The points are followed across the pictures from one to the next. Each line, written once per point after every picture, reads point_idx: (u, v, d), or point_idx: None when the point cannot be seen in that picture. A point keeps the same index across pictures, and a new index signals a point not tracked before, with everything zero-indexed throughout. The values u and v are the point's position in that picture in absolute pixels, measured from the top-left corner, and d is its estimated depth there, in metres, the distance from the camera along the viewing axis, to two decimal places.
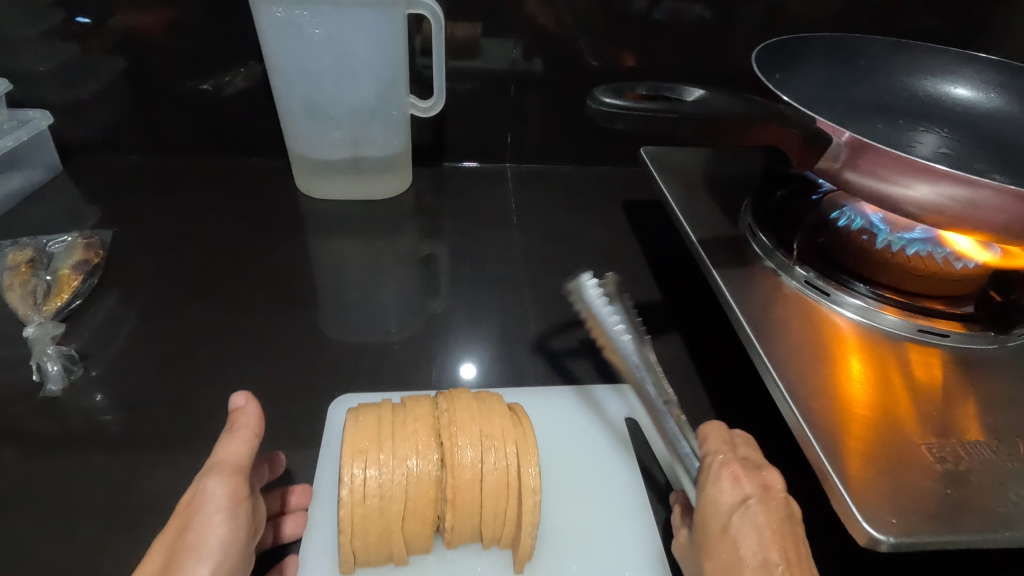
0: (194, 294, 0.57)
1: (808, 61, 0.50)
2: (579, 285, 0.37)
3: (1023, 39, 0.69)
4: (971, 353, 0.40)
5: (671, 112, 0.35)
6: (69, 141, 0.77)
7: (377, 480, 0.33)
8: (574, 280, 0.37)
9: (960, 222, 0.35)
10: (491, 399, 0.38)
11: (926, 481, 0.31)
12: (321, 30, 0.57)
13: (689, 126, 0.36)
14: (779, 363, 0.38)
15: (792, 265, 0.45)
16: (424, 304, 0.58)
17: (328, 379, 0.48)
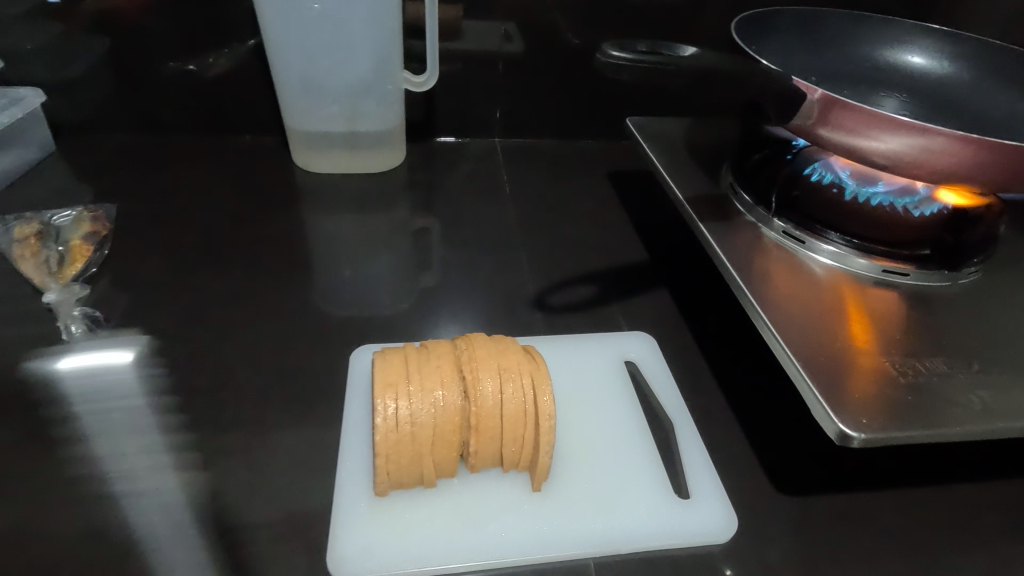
0: (202, 264, 0.59)
1: (780, 34, 0.54)
2: None
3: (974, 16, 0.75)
4: (929, 290, 0.45)
5: None
6: (58, 121, 0.77)
7: (407, 409, 0.36)
8: None
9: (918, 168, 0.40)
10: (506, 339, 0.42)
11: (892, 390, 0.36)
12: (319, 5, 0.59)
13: None
14: (762, 300, 0.43)
15: (770, 218, 0.50)
16: (414, 279, 0.60)
17: (342, 338, 0.51)
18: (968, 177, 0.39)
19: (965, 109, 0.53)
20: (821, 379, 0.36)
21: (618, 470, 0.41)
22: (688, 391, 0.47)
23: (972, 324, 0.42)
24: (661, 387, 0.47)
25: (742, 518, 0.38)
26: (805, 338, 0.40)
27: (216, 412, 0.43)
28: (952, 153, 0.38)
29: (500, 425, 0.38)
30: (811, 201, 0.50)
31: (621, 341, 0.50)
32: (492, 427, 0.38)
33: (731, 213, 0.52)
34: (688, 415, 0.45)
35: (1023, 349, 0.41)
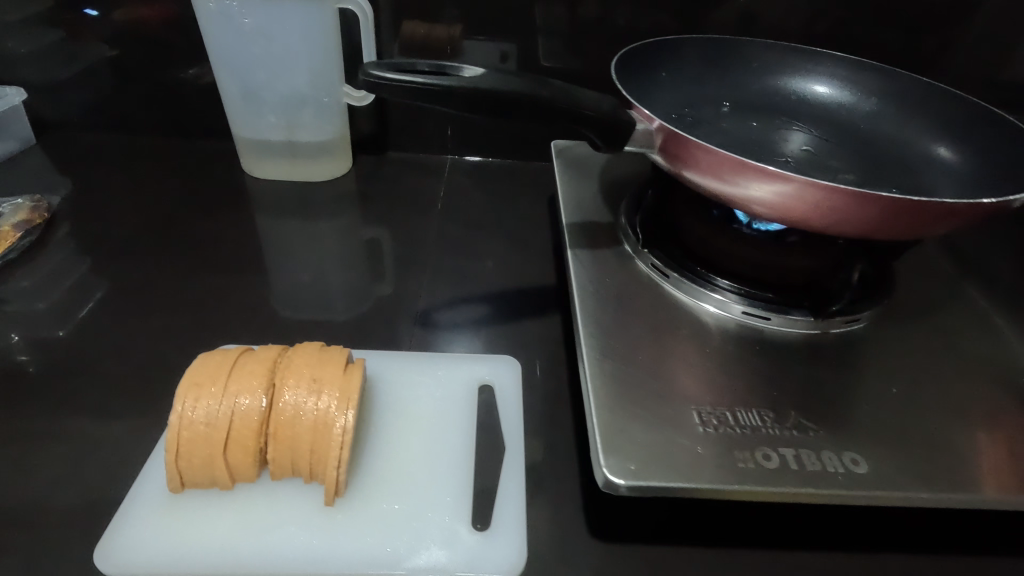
0: (121, 256, 0.62)
1: (681, 64, 0.53)
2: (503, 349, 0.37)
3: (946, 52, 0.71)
4: (791, 337, 0.42)
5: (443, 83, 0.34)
6: (45, 118, 0.84)
7: (205, 410, 0.37)
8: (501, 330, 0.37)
9: (761, 206, 0.39)
10: (334, 350, 0.42)
11: (682, 438, 0.33)
12: (250, 20, 0.63)
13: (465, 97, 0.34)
14: (594, 332, 0.41)
15: (643, 251, 0.48)
16: (372, 288, 0.60)
17: (221, 336, 0.52)
18: (804, 218, 0.38)
19: (872, 142, 0.50)
20: (612, 418, 0.34)
21: (427, 494, 0.40)
22: (536, 421, 0.46)
23: (821, 378, 0.39)
24: (507, 414, 0.45)
25: (536, 557, 0.37)
26: (617, 375, 0.38)
27: (65, 395, 0.45)
28: (787, 194, 0.38)
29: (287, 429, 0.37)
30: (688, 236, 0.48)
31: (484, 364, 0.49)
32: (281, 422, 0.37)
33: (610, 243, 0.50)
34: (522, 447, 0.43)
35: (866, 411, 0.37)
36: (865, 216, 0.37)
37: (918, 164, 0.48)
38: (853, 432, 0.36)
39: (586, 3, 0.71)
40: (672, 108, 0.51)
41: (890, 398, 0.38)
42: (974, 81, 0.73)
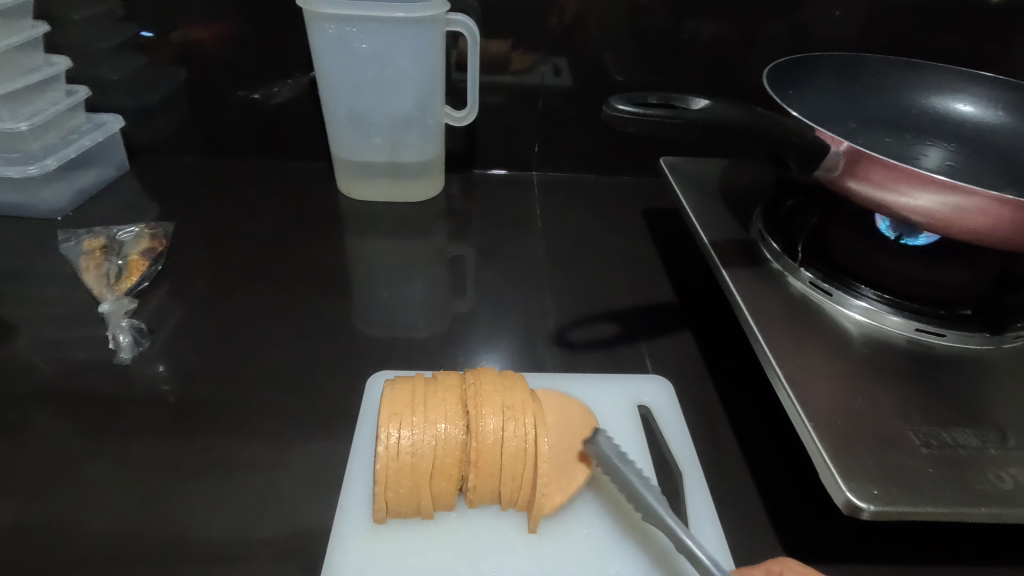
0: (244, 282, 0.63)
1: (818, 77, 0.53)
2: (597, 447, 0.39)
3: None
4: (967, 352, 0.43)
5: (677, 118, 0.37)
6: (135, 144, 0.84)
7: (409, 439, 0.37)
8: (591, 443, 0.40)
9: (951, 226, 0.38)
10: (514, 376, 0.42)
11: (910, 460, 0.34)
12: (367, 45, 0.63)
13: (694, 129, 0.38)
14: (780, 354, 0.42)
15: (798, 267, 0.48)
16: (467, 299, 0.62)
17: (362, 360, 0.53)
18: (1000, 236, 0.37)
19: (1017, 159, 0.50)
20: (833, 443, 0.35)
21: (621, 516, 0.40)
22: (701, 440, 0.46)
23: (1012, 392, 0.40)
24: (675, 434, 0.46)
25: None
26: (818, 398, 0.38)
27: (239, 425, 0.46)
28: (986, 214, 0.36)
29: (624, 466, 0.38)
30: (842, 251, 0.49)
31: (635, 384, 0.50)
32: (608, 459, 0.39)
33: (756, 259, 0.51)
34: (699, 470, 0.43)
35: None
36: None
37: None
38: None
39: (677, 19, 0.72)
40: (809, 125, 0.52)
41: None
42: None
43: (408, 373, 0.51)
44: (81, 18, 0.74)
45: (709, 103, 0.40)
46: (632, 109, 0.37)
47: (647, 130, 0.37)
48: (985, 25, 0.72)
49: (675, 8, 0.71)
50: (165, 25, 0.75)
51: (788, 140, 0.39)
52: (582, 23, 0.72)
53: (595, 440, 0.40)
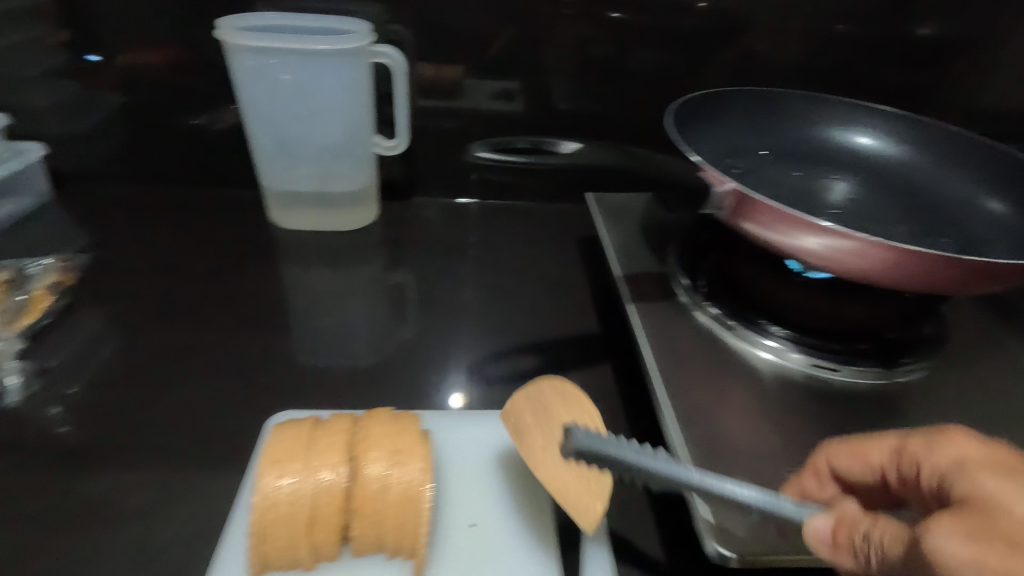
0: (157, 320, 0.61)
1: (728, 111, 0.54)
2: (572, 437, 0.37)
3: (959, 91, 0.75)
4: (861, 387, 0.43)
5: None
6: (61, 171, 0.82)
7: (289, 487, 0.36)
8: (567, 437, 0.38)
9: (834, 263, 0.40)
10: (408, 419, 0.41)
11: (782, 503, 0.35)
12: (288, 76, 0.63)
13: None
14: (673, 393, 0.42)
15: (703, 303, 0.49)
16: (396, 331, 0.61)
17: (268, 399, 0.52)
18: (878, 274, 0.39)
19: (913, 191, 0.52)
20: (710, 487, 0.35)
21: (513, 561, 0.39)
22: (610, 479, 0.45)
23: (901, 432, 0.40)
24: None
25: None
26: (703, 436, 0.38)
27: (128, 477, 0.45)
28: (864, 254, 0.38)
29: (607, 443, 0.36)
30: (747, 285, 0.49)
31: None
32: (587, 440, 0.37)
33: (666, 293, 0.51)
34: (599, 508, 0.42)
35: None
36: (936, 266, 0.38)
37: (958, 212, 0.49)
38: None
39: (615, 48, 0.73)
40: (719, 160, 0.52)
41: None
42: (978, 114, 0.77)
43: (303, 415, 0.50)
44: (14, 42, 0.72)
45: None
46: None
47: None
48: (914, 56, 0.74)
49: (615, 39, 0.72)
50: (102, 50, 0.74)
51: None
52: (524, 52, 0.73)
53: (571, 434, 0.38)
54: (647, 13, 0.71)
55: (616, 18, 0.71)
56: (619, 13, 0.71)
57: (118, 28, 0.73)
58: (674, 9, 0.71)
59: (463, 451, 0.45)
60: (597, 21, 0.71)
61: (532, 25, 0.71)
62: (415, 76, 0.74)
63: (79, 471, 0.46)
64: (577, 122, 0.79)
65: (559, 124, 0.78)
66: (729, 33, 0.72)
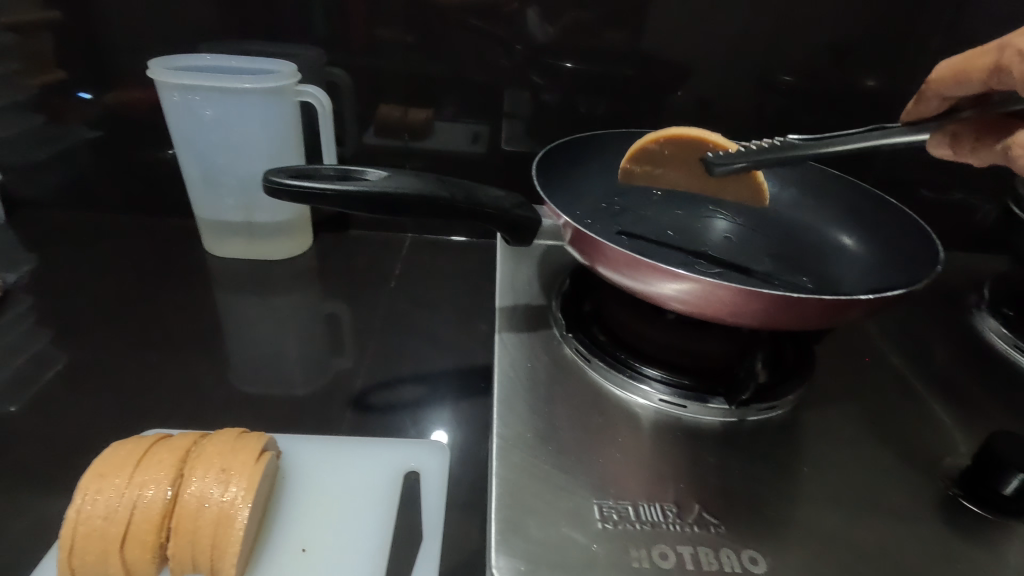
0: (66, 340, 0.64)
1: (611, 152, 0.59)
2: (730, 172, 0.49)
3: None
4: (703, 425, 0.43)
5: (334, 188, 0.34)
6: (18, 196, 0.87)
7: (106, 502, 0.37)
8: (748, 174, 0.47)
9: (687, 303, 0.41)
10: (251, 439, 0.42)
11: (578, 534, 0.34)
12: (211, 112, 0.66)
13: (356, 203, 0.34)
14: (508, 420, 0.41)
15: (568, 334, 0.49)
16: (308, 358, 0.62)
17: (146, 419, 0.53)
18: (724, 312, 0.41)
19: (785, 227, 0.55)
20: (509, 513, 0.35)
21: None
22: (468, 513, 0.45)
23: (736, 469, 0.40)
24: (430, 502, 0.44)
25: None
26: (525, 463, 0.38)
27: None
28: (708, 295, 0.40)
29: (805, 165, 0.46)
30: (613, 318, 0.50)
31: (411, 449, 0.48)
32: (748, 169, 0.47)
33: (541, 326, 0.52)
34: (434, 541, 0.42)
35: (773, 504, 0.38)
36: (764, 309, 0.40)
37: (822, 246, 0.53)
38: (759, 531, 0.36)
39: (545, 94, 0.76)
40: (600, 198, 0.57)
41: (804, 488, 0.39)
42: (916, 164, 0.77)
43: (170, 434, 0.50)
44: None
45: (390, 173, 0.36)
46: (292, 183, 0.34)
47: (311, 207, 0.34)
48: (847, 106, 0.75)
49: (565, 87, 0.75)
50: (79, 84, 0.78)
51: (481, 213, 0.37)
52: (476, 97, 0.76)
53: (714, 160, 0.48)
54: (597, 63, 0.73)
55: (568, 68, 0.74)
56: (571, 63, 0.73)
57: (97, 66, 0.77)
58: (624, 59, 0.73)
59: (313, 476, 0.46)
60: (548, 70, 0.74)
61: (484, 73, 0.74)
62: (378, 115, 0.78)
63: None
64: (523, 164, 0.81)
65: (505, 165, 0.81)
66: (676, 82, 0.74)
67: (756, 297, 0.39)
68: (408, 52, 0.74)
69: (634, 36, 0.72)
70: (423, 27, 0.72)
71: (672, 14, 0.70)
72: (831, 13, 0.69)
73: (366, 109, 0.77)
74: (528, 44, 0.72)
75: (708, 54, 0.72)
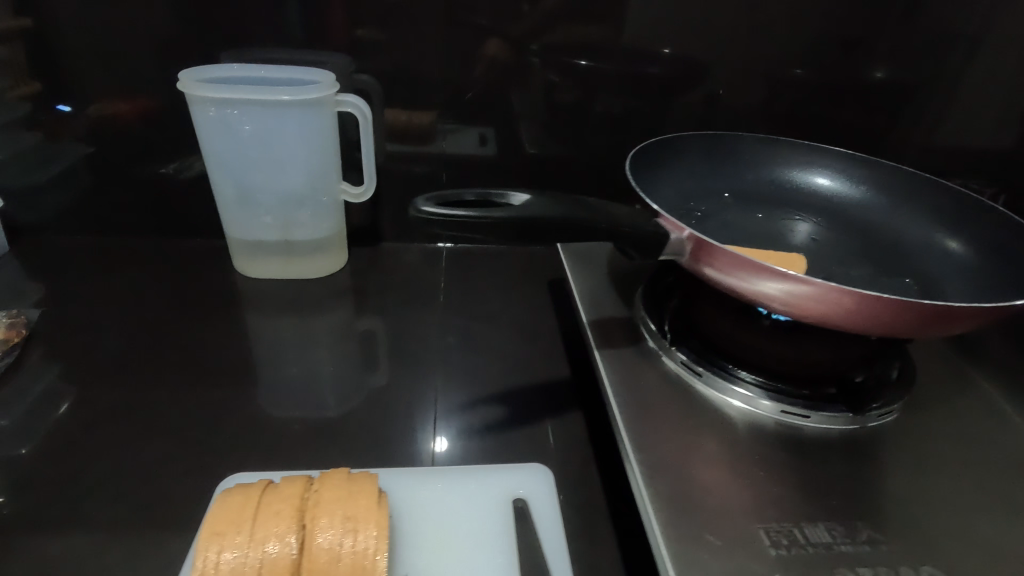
0: (108, 374, 0.59)
1: (690, 155, 0.59)
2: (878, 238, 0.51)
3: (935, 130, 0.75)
4: (829, 434, 0.43)
5: (486, 216, 0.34)
6: (19, 222, 0.81)
7: (230, 563, 0.34)
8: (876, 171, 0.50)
9: (798, 309, 0.40)
10: (364, 480, 0.39)
11: (756, 564, 0.34)
12: (250, 127, 0.63)
13: (507, 230, 0.35)
14: (642, 446, 0.41)
15: (671, 347, 0.48)
16: (363, 379, 0.59)
17: (221, 459, 0.50)
18: (840, 318, 0.39)
19: (869, 231, 0.57)
20: (682, 548, 0.35)
21: None
22: (576, 538, 0.44)
23: (871, 480, 0.40)
24: (550, 531, 0.43)
25: None
26: (681, 494, 0.38)
27: (64, 547, 0.43)
28: (825, 300, 0.39)
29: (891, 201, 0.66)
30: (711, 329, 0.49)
31: (513, 476, 0.47)
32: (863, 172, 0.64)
33: (635, 339, 0.51)
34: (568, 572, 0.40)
35: (919, 515, 0.38)
36: (912, 324, 0.38)
37: (914, 249, 0.54)
38: (921, 544, 0.36)
39: (582, 94, 0.74)
40: (681, 202, 0.57)
41: (939, 495, 0.40)
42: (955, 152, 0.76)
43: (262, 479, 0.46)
44: None
45: (530, 197, 0.37)
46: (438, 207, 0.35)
47: (458, 232, 0.35)
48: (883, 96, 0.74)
49: (583, 86, 0.73)
50: (82, 97, 0.73)
51: (615, 232, 0.39)
52: (492, 98, 0.73)
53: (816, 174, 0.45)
54: (615, 60, 0.71)
55: (584, 65, 0.72)
56: (586, 61, 0.71)
57: (97, 77, 0.72)
58: (642, 55, 0.71)
59: (421, 508, 0.44)
60: (584, 70, 0.72)
61: (516, 74, 0.72)
62: (401, 120, 0.75)
63: (9, 543, 0.43)
64: (558, 167, 0.79)
65: (527, 167, 0.79)
66: (713, 78, 0.73)
67: (880, 304, 0.38)
68: (440, 54, 0.70)
69: (672, 32, 0.70)
70: (430, 25, 0.69)
71: (687, 8, 0.69)
72: (847, 2, 0.68)
73: (378, 113, 0.74)
74: (542, 43, 0.70)
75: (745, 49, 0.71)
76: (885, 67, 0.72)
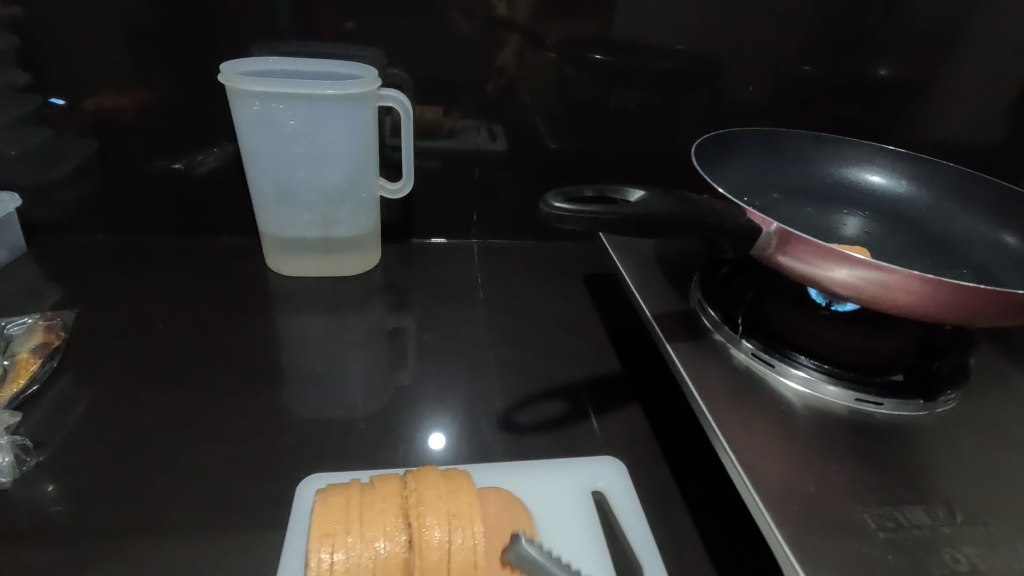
0: (154, 375, 0.57)
1: (745, 149, 0.61)
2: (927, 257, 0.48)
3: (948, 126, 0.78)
4: (901, 421, 0.44)
5: (611, 214, 0.40)
6: (34, 221, 0.77)
7: (343, 563, 0.34)
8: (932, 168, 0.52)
9: (876, 296, 0.41)
10: (458, 476, 0.39)
11: (868, 547, 0.36)
12: (295, 121, 0.62)
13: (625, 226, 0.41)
14: (734, 436, 0.42)
15: (739, 338, 0.49)
16: (417, 377, 0.59)
17: (290, 459, 0.49)
18: (917, 306, 0.40)
19: (919, 224, 0.59)
20: (794, 534, 0.36)
21: None
22: (658, 528, 0.44)
23: (949, 463, 0.42)
24: (633, 522, 0.44)
25: None
26: (783, 481, 0.39)
27: (144, 553, 0.42)
28: (903, 287, 0.40)
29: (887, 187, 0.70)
30: (776, 319, 0.51)
31: (587, 468, 0.48)
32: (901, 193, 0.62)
33: (700, 331, 0.52)
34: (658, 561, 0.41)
35: (1000, 493, 0.40)
36: (994, 313, 0.40)
37: (966, 240, 0.57)
38: (1009, 521, 0.38)
39: (615, 89, 0.74)
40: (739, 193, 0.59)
41: (1014, 473, 0.42)
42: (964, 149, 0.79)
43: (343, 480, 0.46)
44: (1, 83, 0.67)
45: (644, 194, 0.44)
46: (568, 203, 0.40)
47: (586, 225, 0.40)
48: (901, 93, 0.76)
49: (609, 80, 0.73)
50: (100, 89, 0.70)
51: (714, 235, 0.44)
52: (518, 93, 0.73)
53: None
54: (638, 56, 0.72)
55: (603, 59, 0.72)
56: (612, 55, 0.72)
57: (115, 69, 0.69)
58: (665, 51, 0.72)
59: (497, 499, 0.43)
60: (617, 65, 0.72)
61: (550, 69, 0.72)
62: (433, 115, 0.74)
63: (84, 552, 0.41)
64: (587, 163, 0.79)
65: (556, 162, 0.78)
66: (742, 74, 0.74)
67: (959, 292, 0.39)
68: (473, 47, 0.70)
69: (703, 28, 0.71)
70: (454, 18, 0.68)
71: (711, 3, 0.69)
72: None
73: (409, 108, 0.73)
74: (564, 37, 0.70)
75: (772, 46, 0.72)
76: (906, 64, 0.74)
